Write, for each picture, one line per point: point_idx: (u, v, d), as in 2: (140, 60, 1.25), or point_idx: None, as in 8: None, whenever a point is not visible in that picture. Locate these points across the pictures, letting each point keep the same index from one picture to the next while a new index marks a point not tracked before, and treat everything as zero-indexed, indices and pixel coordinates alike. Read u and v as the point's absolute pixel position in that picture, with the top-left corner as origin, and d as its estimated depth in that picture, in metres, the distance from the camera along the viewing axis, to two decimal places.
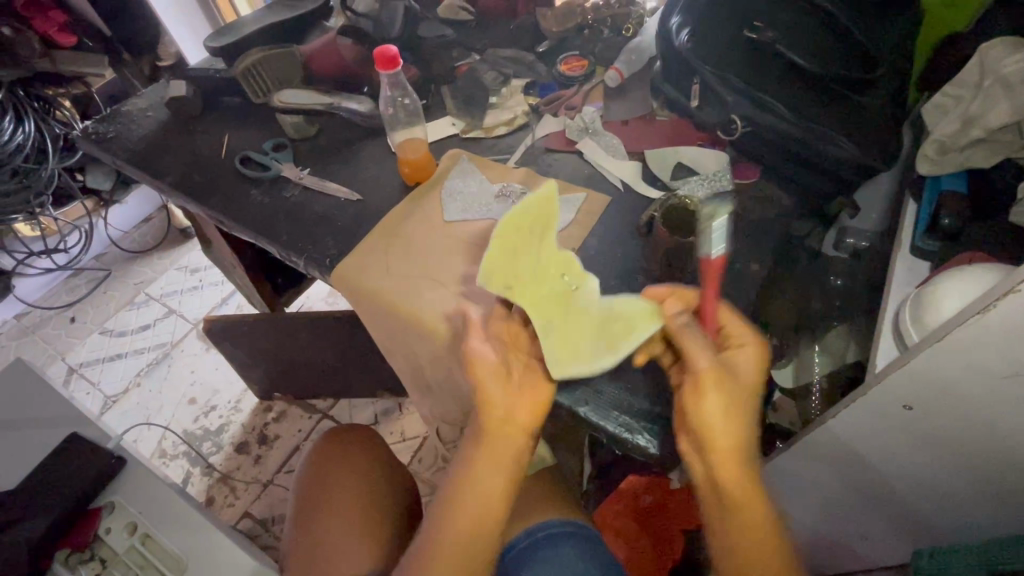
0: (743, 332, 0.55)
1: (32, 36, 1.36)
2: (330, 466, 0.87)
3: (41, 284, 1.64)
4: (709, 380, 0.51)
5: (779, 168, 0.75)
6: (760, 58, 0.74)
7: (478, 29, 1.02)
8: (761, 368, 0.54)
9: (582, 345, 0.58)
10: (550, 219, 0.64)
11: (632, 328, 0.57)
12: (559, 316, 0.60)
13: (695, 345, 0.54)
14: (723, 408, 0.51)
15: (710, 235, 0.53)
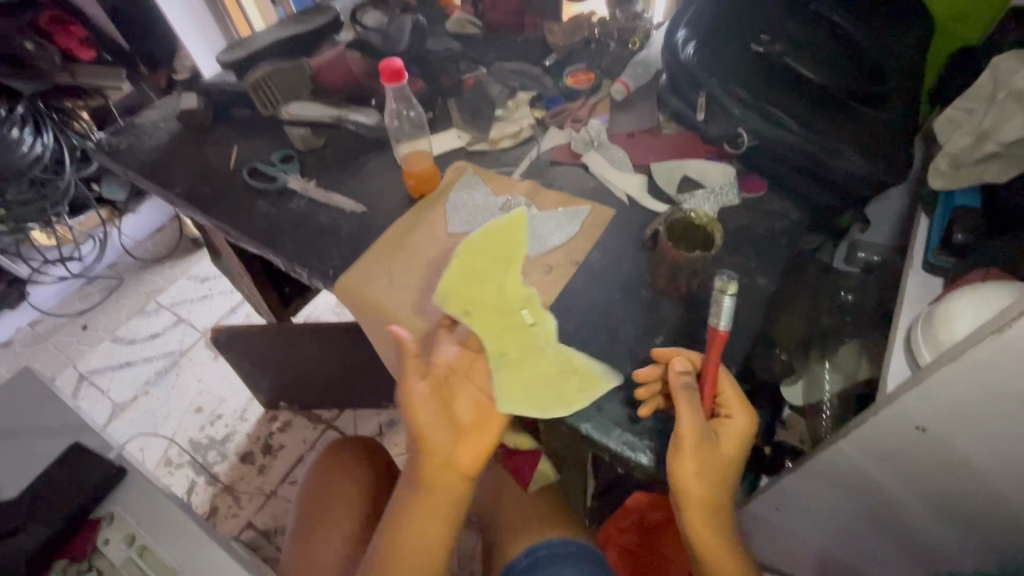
0: (736, 402, 0.55)
1: (54, 51, 1.41)
2: (330, 477, 0.87)
3: (55, 292, 1.66)
4: (690, 448, 0.52)
5: (787, 180, 0.74)
6: (770, 73, 0.74)
7: (486, 43, 1.02)
8: (744, 441, 0.54)
9: (528, 383, 0.60)
10: (516, 255, 0.68)
11: (582, 381, 0.59)
12: (513, 349, 0.63)
13: (689, 412, 0.52)
14: (699, 473, 0.52)
15: (720, 308, 0.52)
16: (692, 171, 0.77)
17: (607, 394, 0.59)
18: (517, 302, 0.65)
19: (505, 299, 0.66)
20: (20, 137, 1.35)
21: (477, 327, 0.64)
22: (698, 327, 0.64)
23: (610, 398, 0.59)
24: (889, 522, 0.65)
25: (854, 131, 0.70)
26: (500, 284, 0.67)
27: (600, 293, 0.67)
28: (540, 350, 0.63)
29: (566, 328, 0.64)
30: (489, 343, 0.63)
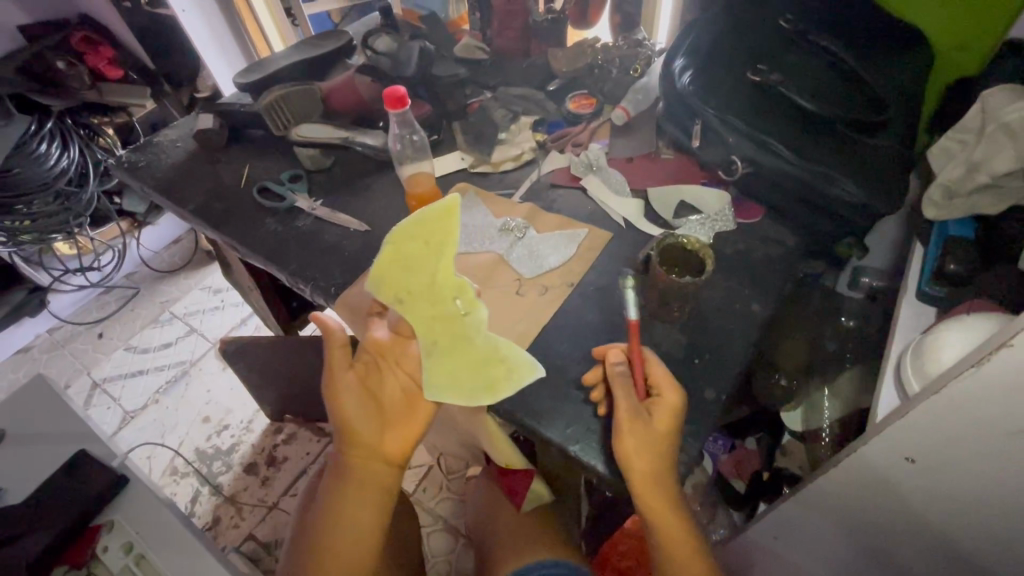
0: (664, 380, 0.56)
1: (83, 70, 1.47)
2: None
3: (74, 301, 1.71)
4: (624, 427, 0.54)
5: (783, 208, 0.74)
6: (768, 102, 0.75)
7: (492, 68, 1.06)
8: (676, 417, 0.54)
9: (455, 373, 0.61)
10: (448, 237, 0.67)
11: (510, 373, 0.61)
12: (441, 337, 0.64)
13: (620, 393, 0.55)
14: (637, 450, 0.53)
15: (629, 297, 0.60)
16: (688, 196, 0.78)
17: (596, 417, 0.60)
18: (449, 289, 0.65)
19: (438, 286, 0.66)
20: (47, 150, 1.40)
21: (408, 315, 0.64)
22: (690, 352, 0.64)
23: (600, 421, 0.59)
24: (886, 555, 0.64)
25: (851, 159, 0.71)
26: (435, 271, 0.66)
27: (593, 315, 0.68)
28: (468, 339, 0.64)
29: (558, 349, 0.65)
30: (420, 331, 0.64)
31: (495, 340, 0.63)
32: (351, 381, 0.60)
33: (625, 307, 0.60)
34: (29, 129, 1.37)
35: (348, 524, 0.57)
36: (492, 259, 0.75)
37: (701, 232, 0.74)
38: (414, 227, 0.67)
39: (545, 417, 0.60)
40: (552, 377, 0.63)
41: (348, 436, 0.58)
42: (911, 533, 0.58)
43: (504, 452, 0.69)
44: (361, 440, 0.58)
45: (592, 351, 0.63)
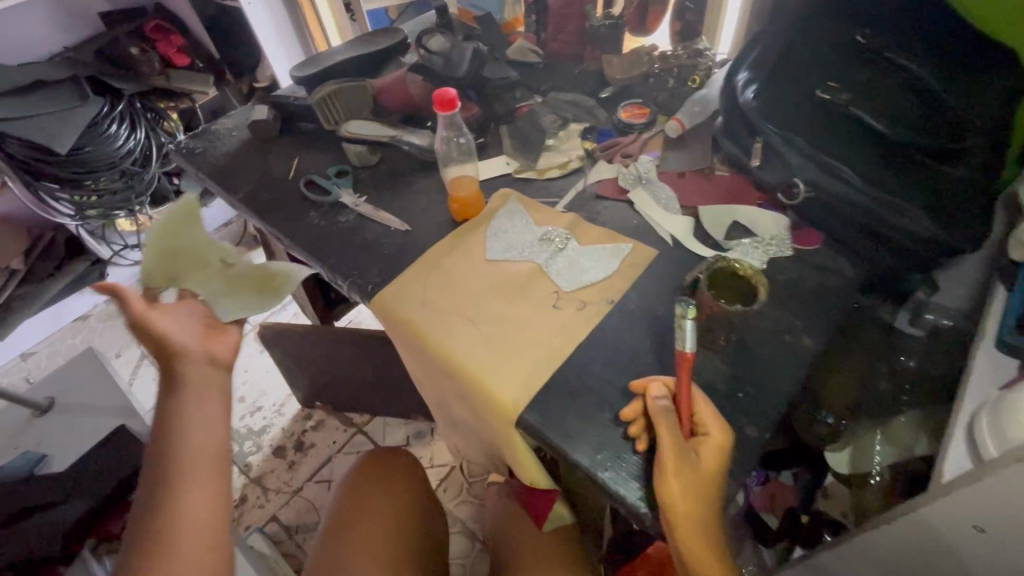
0: (711, 418, 0.54)
1: (154, 57, 1.55)
2: (371, 492, 0.86)
3: (129, 274, 1.80)
4: (671, 468, 0.51)
5: (845, 238, 0.69)
6: (834, 124, 0.70)
7: (545, 72, 1.04)
8: (723, 459, 0.52)
9: (242, 293, 0.69)
10: (193, 217, 0.73)
11: (274, 280, 0.71)
12: (228, 280, 0.70)
13: (666, 431, 0.53)
14: (685, 493, 0.50)
15: (682, 334, 0.56)
16: (742, 217, 0.74)
17: (627, 444, 0.57)
18: (199, 250, 0.72)
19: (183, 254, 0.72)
20: (117, 131, 1.47)
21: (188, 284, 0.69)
22: (733, 384, 0.60)
23: (632, 449, 0.56)
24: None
25: (922, 193, 0.65)
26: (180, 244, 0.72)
27: (631, 335, 0.65)
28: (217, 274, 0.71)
29: (592, 368, 0.63)
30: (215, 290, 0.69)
31: (236, 267, 0.72)
32: (168, 315, 0.61)
33: (678, 342, 0.56)
34: (102, 111, 1.45)
35: (190, 435, 0.54)
36: (531, 269, 0.73)
37: (754, 255, 0.70)
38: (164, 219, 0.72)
39: (573, 438, 0.58)
40: (584, 398, 0.60)
41: (167, 354, 0.58)
42: None
43: (528, 468, 0.64)
44: (186, 352, 0.58)
45: (629, 382, 0.60)
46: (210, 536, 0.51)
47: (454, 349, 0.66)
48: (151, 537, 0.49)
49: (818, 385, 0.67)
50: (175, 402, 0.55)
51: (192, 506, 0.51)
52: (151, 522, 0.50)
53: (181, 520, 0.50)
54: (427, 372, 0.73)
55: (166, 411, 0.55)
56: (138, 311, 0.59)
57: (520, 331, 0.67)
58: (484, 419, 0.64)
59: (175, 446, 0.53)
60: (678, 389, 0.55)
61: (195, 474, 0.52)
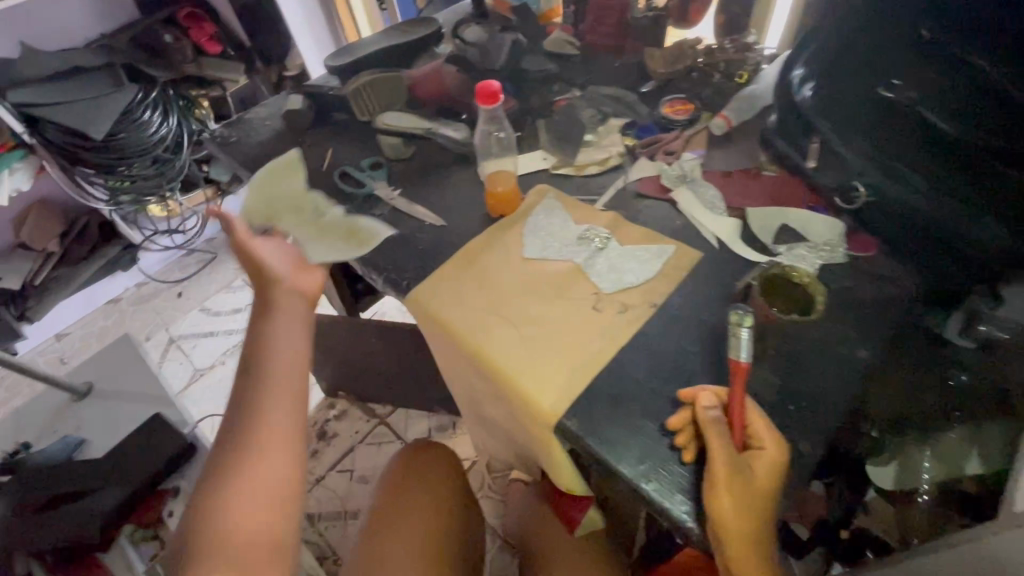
0: (766, 432, 0.53)
1: (187, 44, 1.56)
2: (409, 488, 0.85)
3: (160, 259, 1.82)
4: (723, 480, 0.50)
5: (904, 245, 0.67)
6: (892, 124, 0.66)
7: (583, 65, 1.01)
8: (777, 475, 0.51)
9: (327, 239, 0.79)
10: (297, 177, 0.87)
11: (356, 232, 0.80)
12: (316, 227, 0.81)
13: (717, 443, 0.51)
14: (737, 508, 0.49)
15: (738, 341, 0.55)
16: (793, 220, 0.72)
17: (673, 455, 0.55)
18: (295, 196, 0.84)
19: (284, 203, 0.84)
20: (150, 119, 1.47)
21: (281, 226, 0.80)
22: (784, 395, 0.58)
23: (676, 459, 0.55)
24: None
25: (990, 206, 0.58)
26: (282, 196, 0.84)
27: (675, 341, 0.63)
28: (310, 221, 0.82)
29: (634, 373, 0.61)
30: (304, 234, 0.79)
31: (326, 217, 0.82)
32: (266, 243, 0.73)
33: (731, 348, 0.55)
34: (136, 98, 1.45)
35: (276, 356, 0.64)
36: (570, 268, 0.71)
37: (807, 262, 0.67)
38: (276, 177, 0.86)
39: (615, 447, 0.56)
40: (625, 405, 0.59)
41: (266, 277, 0.70)
42: None
43: (564, 474, 0.63)
44: (280, 277, 0.71)
45: (676, 390, 0.59)
46: (287, 429, 0.61)
47: (494, 349, 0.65)
48: (242, 432, 0.59)
49: (890, 404, 0.61)
50: (269, 323, 0.67)
51: (277, 399, 0.61)
52: (243, 419, 0.60)
53: (265, 422, 0.60)
54: (462, 372, 0.71)
55: (260, 329, 0.67)
56: (241, 237, 0.72)
57: (560, 334, 0.65)
58: (521, 423, 0.63)
59: (267, 351, 0.64)
60: (730, 401, 0.55)
61: (280, 375, 0.63)
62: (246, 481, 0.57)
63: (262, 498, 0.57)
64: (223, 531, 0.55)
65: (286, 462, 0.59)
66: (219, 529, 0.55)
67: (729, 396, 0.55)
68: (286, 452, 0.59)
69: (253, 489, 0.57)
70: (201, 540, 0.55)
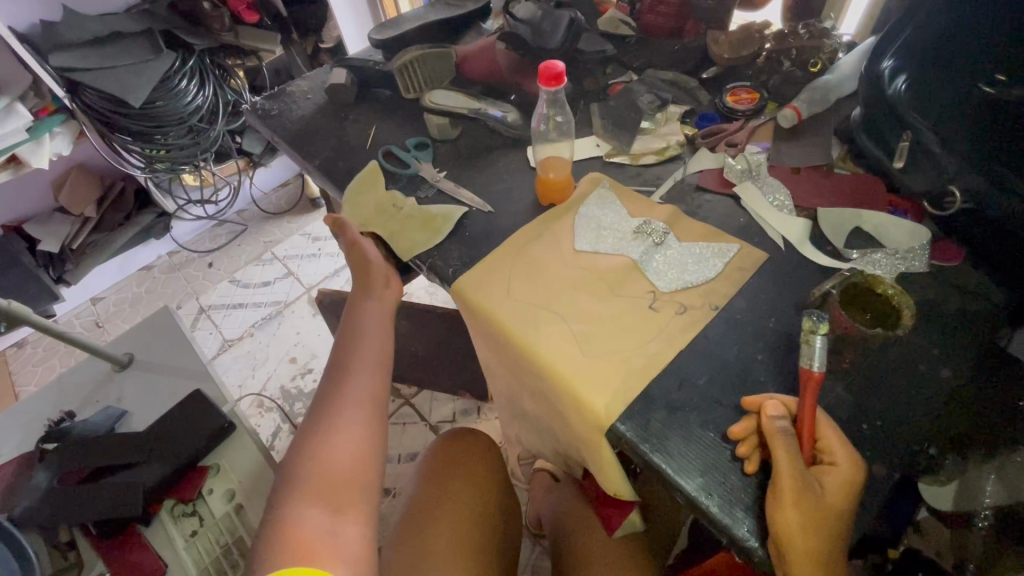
0: (839, 446, 0.50)
1: (224, 13, 1.52)
2: (449, 478, 0.84)
3: (191, 229, 1.83)
4: (789, 495, 0.47)
5: (997, 257, 0.61)
6: (998, 121, 0.58)
7: (640, 47, 0.95)
8: (851, 495, 0.48)
9: (413, 237, 0.75)
10: (374, 176, 0.82)
11: (438, 218, 0.76)
12: (400, 226, 0.77)
13: (783, 456, 0.48)
14: (804, 527, 0.46)
15: (811, 349, 0.52)
16: (867, 223, 0.67)
17: (735, 466, 0.52)
18: (372, 193, 0.81)
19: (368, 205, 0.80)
20: (187, 87, 1.46)
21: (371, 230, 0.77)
22: (853, 413, 0.55)
23: (740, 476, 0.52)
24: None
25: None
26: (366, 198, 0.80)
27: (737, 349, 0.60)
28: (393, 218, 0.78)
29: (693, 379, 0.58)
30: (390, 235, 0.76)
31: (403, 205, 0.79)
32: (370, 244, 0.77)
33: (803, 358, 0.53)
34: (173, 66, 1.43)
35: (370, 331, 0.71)
36: (625, 264, 0.68)
37: (883, 270, 0.63)
38: (356, 181, 0.82)
39: (674, 457, 0.53)
40: (683, 414, 0.56)
41: (366, 265, 0.75)
42: None
43: (613, 479, 0.60)
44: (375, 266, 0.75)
45: (740, 400, 0.56)
46: (372, 405, 0.66)
47: (544, 346, 0.62)
48: (335, 391, 0.65)
49: (976, 429, 0.55)
50: (360, 308, 0.73)
51: (367, 377, 0.67)
52: (336, 382, 0.66)
53: (359, 387, 0.66)
54: (508, 369, 0.69)
55: (349, 317, 0.73)
56: (353, 232, 0.76)
57: (615, 333, 0.62)
58: (571, 424, 0.60)
59: (361, 336, 0.71)
60: (800, 412, 0.52)
61: (368, 358, 0.69)
62: (342, 430, 0.62)
63: (352, 446, 0.61)
64: (323, 467, 0.59)
65: (370, 423, 0.64)
66: (317, 470, 0.58)
67: (798, 407, 0.52)
68: (371, 413, 0.65)
69: (347, 439, 0.61)
70: (303, 474, 0.58)
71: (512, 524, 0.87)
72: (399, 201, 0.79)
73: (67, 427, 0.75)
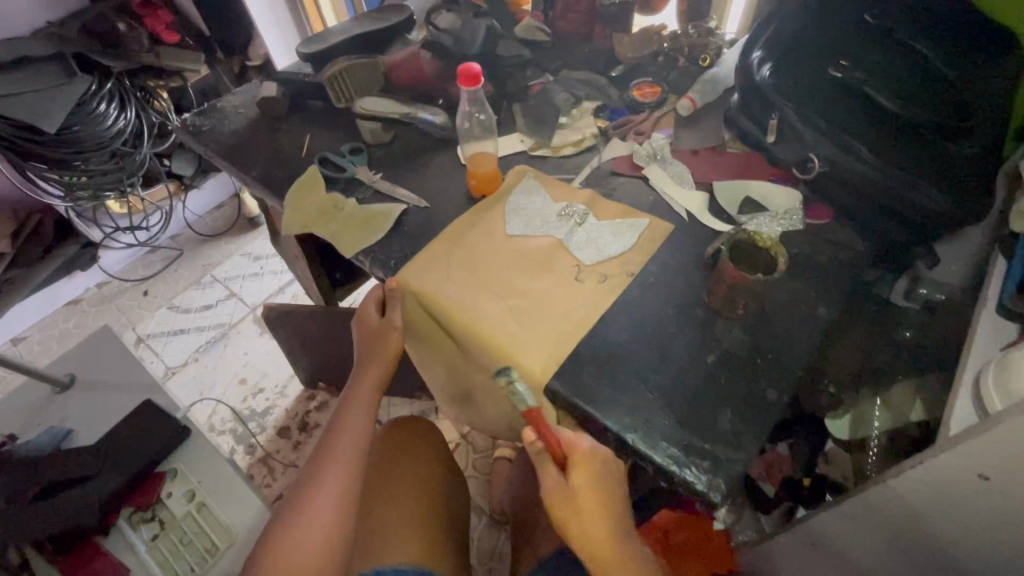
0: (577, 446, 0.58)
1: (143, 33, 1.51)
2: (392, 466, 0.86)
3: (121, 258, 1.77)
4: (556, 504, 0.56)
5: (854, 214, 0.73)
6: (848, 99, 0.74)
7: (555, 51, 1.04)
8: (602, 479, 0.57)
9: (357, 234, 0.79)
10: (316, 180, 0.86)
11: (380, 217, 0.80)
12: (342, 225, 0.81)
13: (548, 478, 0.57)
14: (572, 521, 0.56)
15: (518, 395, 0.60)
16: (755, 193, 0.77)
17: (653, 407, 0.60)
18: (314, 196, 0.84)
19: (309, 207, 0.83)
20: (106, 110, 1.43)
21: (315, 231, 0.81)
22: (753, 352, 0.64)
23: (659, 412, 0.60)
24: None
25: (936, 163, 0.69)
26: (309, 201, 0.84)
27: (653, 308, 0.68)
28: (333, 218, 0.82)
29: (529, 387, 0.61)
30: (332, 235, 0.80)
31: (343, 207, 0.83)
32: (373, 307, 0.76)
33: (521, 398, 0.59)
34: (90, 89, 1.40)
35: (350, 426, 0.72)
36: (551, 243, 0.75)
37: (768, 229, 0.73)
38: (298, 186, 0.86)
39: (603, 404, 0.60)
40: (610, 368, 0.63)
41: (384, 337, 0.74)
42: (956, 549, 0.61)
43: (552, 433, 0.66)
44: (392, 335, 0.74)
45: (661, 352, 0.64)
46: (347, 482, 0.68)
47: (488, 323, 0.67)
48: (312, 480, 0.68)
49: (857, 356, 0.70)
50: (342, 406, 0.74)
51: (335, 468, 0.68)
52: (311, 474, 0.69)
53: (332, 476, 0.68)
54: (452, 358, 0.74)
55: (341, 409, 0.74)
56: (391, 318, 0.74)
57: (548, 306, 0.68)
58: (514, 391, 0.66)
59: (340, 427, 0.72)
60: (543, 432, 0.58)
61: (338, 449, 0.70)
62: (323, 487, 0.67)
63: (329, 519, 0.65)
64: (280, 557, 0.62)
65: (339, 508, 0.66)
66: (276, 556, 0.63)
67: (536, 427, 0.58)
68: (341, 502, 0.67)
69: (313, 524, 0.64)
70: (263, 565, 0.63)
71: (456, 502, 0.90)
72: (340, 203, 0.83)
73: (9, 450, 0.74)
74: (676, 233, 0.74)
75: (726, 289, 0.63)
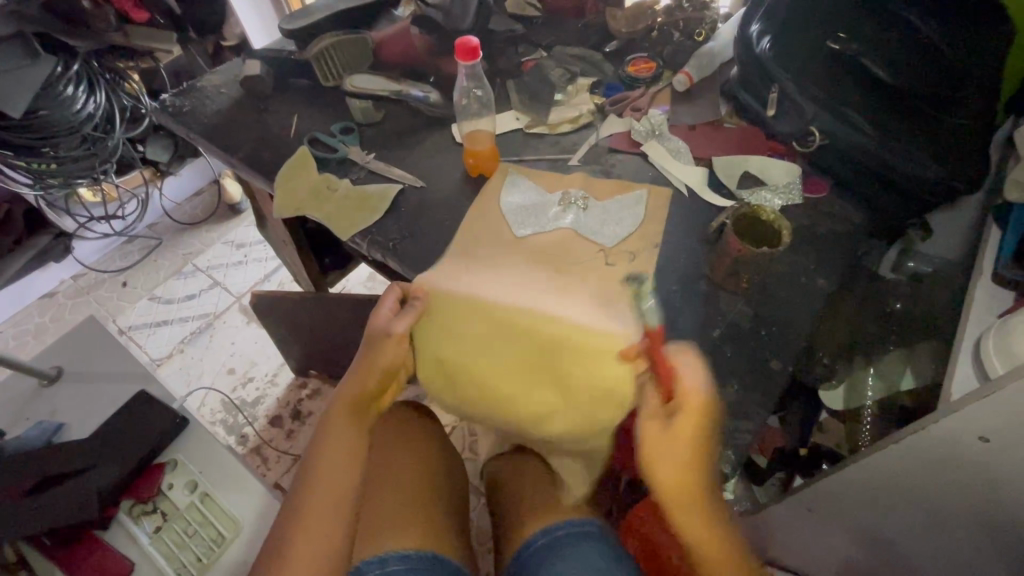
0: (685, 383, 0.57)
1: (110, 11, 1.33)
2: (384, 454, 0.85)
3: (97, 248, 1.71)
4: (651, 442, 0.57)
5: (852, 185, 0.73)
6: (847, 71, 0.75)
7: (548, 26, 1.02)
8: (702, 424, 0.56)
9: (352, 215, 0.77)
10: (308, 160, 0.84)
11: (375, 198, 0.78)
12: (337, 207, 0.79)
13: (646, 419, 0.58)
14: (664, 466, 0.55)
15: (642, 307, 0.65)
16: (754, 167, 0.77)
17: None
18: (306, 177, 0.82)
19: (302, 188, 0.81)
20: (74, 93, 1.36)
21: (309, 213, 0.79)
22: (756, 324, 0.65)
23: None
24: (953, 534, 0.66)
25: (933, 135, 0.71)
26: (301, 183, 0.81)
27: (657, 284, 0.68)
28: (327, 200, 0.80)
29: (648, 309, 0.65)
30: (327, 217, 0.78)
31: (337, 189, 0.81)
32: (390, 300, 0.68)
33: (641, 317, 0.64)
34: (55, 71, 1.32)
35: (337, 429, 0.63)
36: (565, 235, 0.72)
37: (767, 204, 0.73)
38: (289, 167, 0.83)
39: None
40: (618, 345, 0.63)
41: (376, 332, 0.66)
42: (951, 506, 0.63)
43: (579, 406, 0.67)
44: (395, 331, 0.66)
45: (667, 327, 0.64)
46: (341, 490, 0.61)
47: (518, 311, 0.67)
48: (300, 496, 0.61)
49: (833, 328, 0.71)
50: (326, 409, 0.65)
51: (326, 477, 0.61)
52: (302, 487, 0.61)
53: (321, 488, 0.61)
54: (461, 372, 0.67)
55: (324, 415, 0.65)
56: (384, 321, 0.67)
57: (565, 287, 0.68)
58: (568, 383, 0.63)
59: (324, 431, 0.64)
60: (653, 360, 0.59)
61: (329, 454, 0.62)
62: (314, 500, 0.60)
63: (324, 535, 0.59)
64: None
65: (336, 522, 0.60)
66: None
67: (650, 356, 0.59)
68: (338, 516, 0.60)
69: (310, 546, 0.58)
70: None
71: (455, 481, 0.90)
72: (333, 184, 0.81)
73: None
74: (677, 209, 0.74)
75: (731, 263, 0.63)
